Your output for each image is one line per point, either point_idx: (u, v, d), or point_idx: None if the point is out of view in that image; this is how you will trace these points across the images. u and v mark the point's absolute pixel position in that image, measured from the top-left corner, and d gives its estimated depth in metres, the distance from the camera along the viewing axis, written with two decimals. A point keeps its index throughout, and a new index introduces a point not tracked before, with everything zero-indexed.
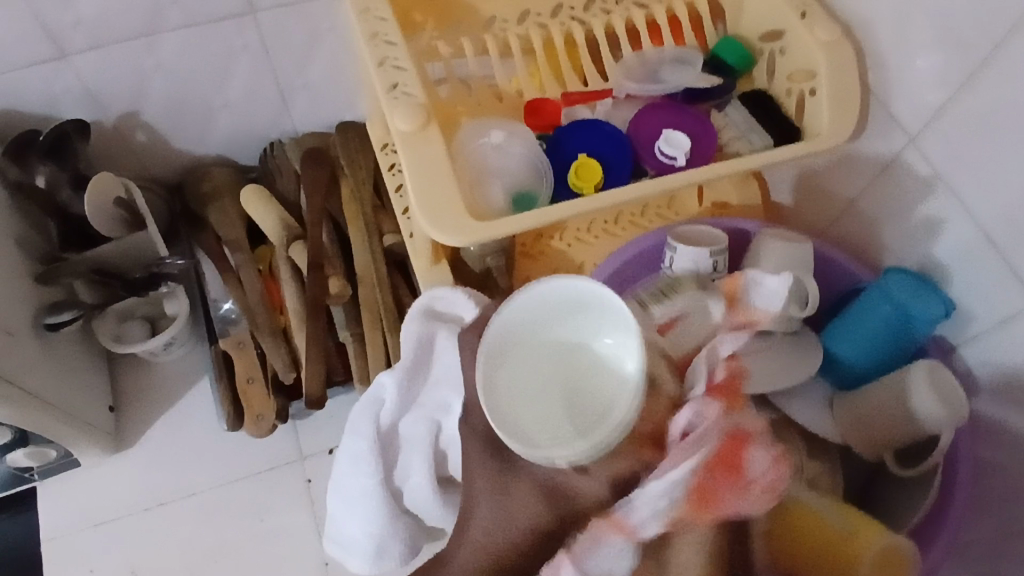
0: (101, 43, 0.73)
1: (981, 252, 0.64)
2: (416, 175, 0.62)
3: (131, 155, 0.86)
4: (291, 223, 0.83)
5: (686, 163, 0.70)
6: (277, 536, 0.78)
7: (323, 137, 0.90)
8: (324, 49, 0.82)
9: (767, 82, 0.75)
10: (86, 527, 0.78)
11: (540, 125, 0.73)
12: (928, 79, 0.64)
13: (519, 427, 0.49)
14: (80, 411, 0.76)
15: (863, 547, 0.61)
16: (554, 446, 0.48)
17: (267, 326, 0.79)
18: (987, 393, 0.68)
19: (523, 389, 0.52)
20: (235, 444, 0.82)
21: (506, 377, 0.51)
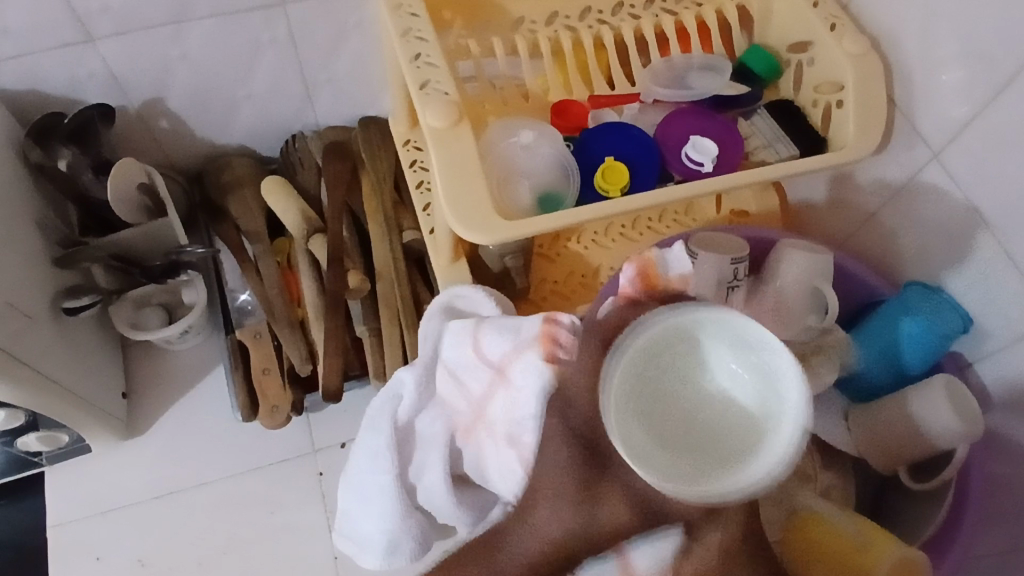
0: (130, 29, 0.73)
1: (1002, 269, 0.65)
2: (446, 172, 0.62)
3: (152, 142, 0.86)
4: (310, 216, 0.83)
5: (712, 170, 0.70)
6: (286, 528, 0.77)
7: (345, 131, 0.90)
8: (350, 44, 0.82)
9: (793, 92, 0.75)
10: (94, 513, 0.78)
11: (568, 126, 0.74)
12: (955, 96, 0.65)
13: (643, 453, 0.41)
14: (94, 397, 0.76)
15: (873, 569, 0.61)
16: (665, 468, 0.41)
17: (284, 318, 0.79)
18: (1003, 410, 0.68)
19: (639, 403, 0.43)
20: (248, 434, 0.81)
21: (624, 389, 0.43)
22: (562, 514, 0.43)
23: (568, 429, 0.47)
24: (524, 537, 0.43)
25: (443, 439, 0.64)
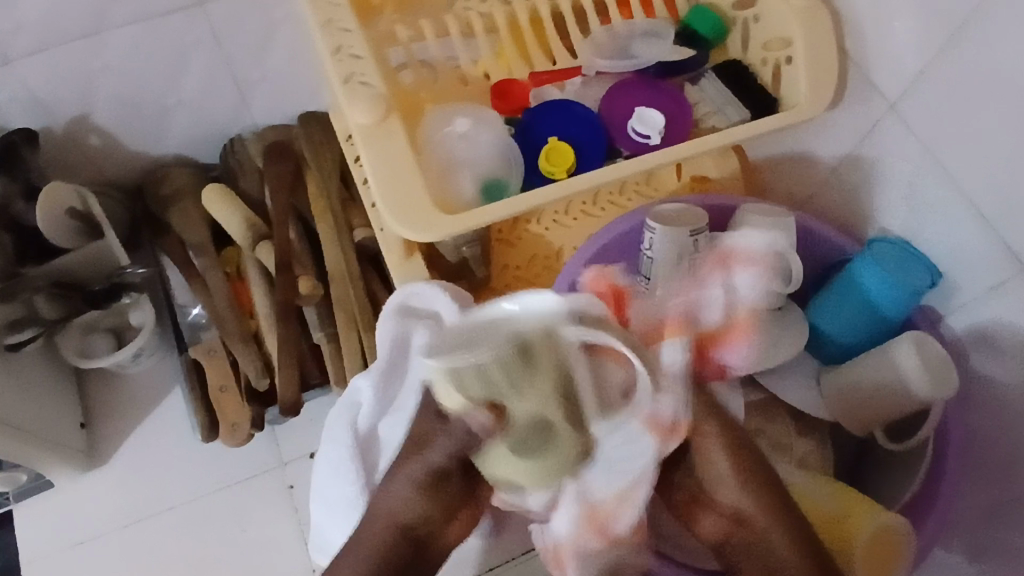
0: (44, 46, 0.70)
1: (966, 220, 0.63)
2: (379, 169, 0.59)
3: (85, 160, 0.83)
4: (255, 223, 0.80)
5: (661, 142, 0.67)
6: (260, 545, 0.76)
7: (285, 130, 0.86)
8: (280, 39, 0.78)
9: (742, 52, 0.72)
10: (65, 547, 0.76)
11: (509, 108, 0.71)
12: (906, 43, 0.62)
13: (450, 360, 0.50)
14: (50, 432, 0.73)
15: (847, 555, 0.60)
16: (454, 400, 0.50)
17: (237, 332, 0.77)
18: (976, 363, 0.67)
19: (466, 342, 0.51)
20: (214, 453, 0.79)
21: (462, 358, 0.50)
22: (400, 491, 0.57)
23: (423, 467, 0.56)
24: (374, 520, 0.57)
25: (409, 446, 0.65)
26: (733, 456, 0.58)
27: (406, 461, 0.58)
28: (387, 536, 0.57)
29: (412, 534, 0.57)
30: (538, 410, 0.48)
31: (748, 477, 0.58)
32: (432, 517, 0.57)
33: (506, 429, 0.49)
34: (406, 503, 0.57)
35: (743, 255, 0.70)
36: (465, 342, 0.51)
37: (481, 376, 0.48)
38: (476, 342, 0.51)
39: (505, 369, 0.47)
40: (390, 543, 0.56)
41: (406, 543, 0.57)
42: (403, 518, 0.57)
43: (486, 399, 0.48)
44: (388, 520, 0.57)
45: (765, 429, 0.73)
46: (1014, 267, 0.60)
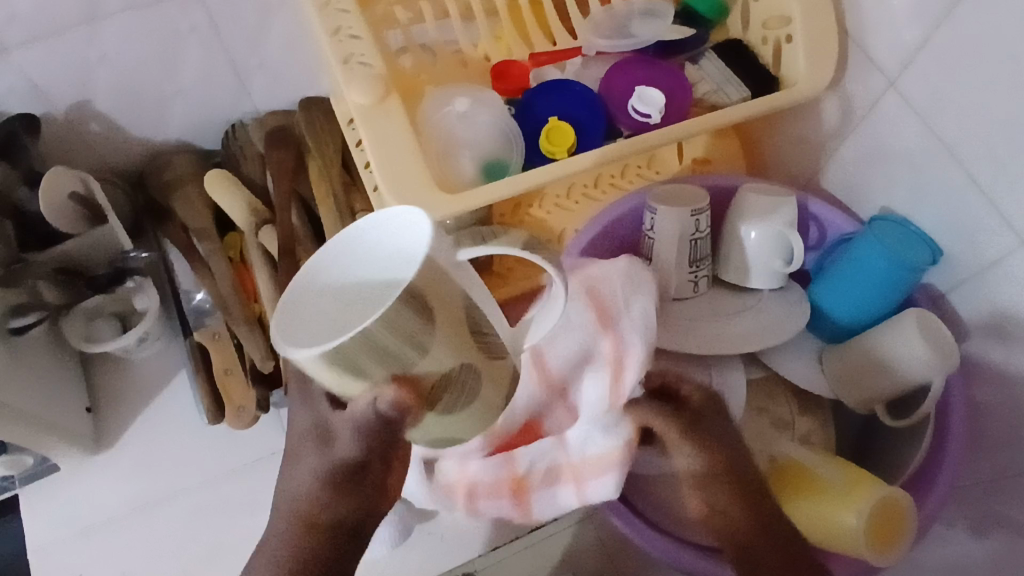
0: (41, 33, 0.70)
1: (965, 194, 0.63)
2: (380, 149, 0.60)
3: (86, 148, 0.83)
4: (257, 208, 0.80)
5: (660, 121, 0.67)
6: (267, 527, 0.76)
7: (286, 116, 0.86)
8: (279, 24, 0.78)
9: (741, 30, 0.72)
10: (72, 532, 0.77)
11: (508, 89, 0.70)
12: (906, 19, 0.62)
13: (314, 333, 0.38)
14: (58, 416, 0.74)
15: (840, 512, 0.60)
16: (339, 382, 0.39)
17: (242, 317, 0.77)
18: (977, 338, 0.67)
19: (328, 317, 0.39)
20: (220, 438, 0.80)
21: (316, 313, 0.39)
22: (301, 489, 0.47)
23: (329, 460, 0.46)
24: (278, 517, 0.49)
25: None
26: (694, 445, 0.56)
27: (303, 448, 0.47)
28: (303, 534, 0.47)
29: (319, 525, 0.47)
30: (446, 359, 0.39)
31: (706, 448, 0.56)
32: (342, 504, 0.47)
33: (427, 397, 0.40)
34: (307, 490, 0.47)
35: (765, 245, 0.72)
36: (351, 308, 0.39)
37: (353, 354, 0.36)
38: (348, 308, 0.39)
39: (394, 331, 0.36)
40: (312, 549, 0.47)
41: (331, 539, 0.47)
42: (314, 513, 0.47)
43: (392, 374, 0.38)
44: (296, 518, 0.48)
45: (768, 407, 0.73)
46: (1014, 239, 0.60)
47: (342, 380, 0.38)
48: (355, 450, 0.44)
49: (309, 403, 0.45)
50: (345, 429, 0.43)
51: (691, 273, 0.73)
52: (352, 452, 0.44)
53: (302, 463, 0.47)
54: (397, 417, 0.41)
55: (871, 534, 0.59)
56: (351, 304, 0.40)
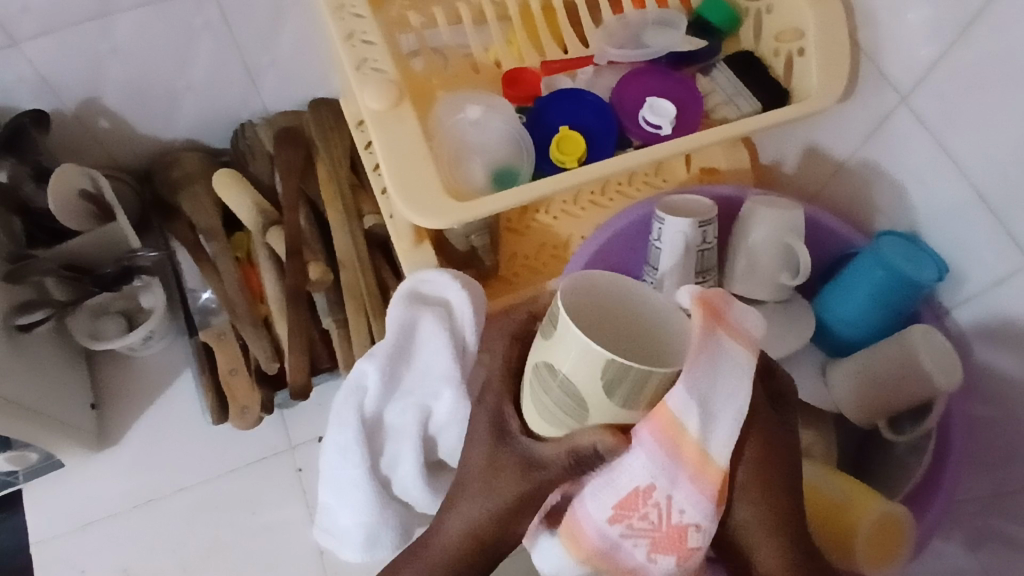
0: (54, 28, 0.70)
1: (972, 213, 0.63)
2: (391, 155, 0.60)
3: (96, 143, 0.83)
4: (266, 208, 0.80)
5: (672, 132, 0.67)
6: (270, 526, 0.76)
7: (295, 116, 0.86)
8: (289, 24, 0.78)
9: (754, 42, 0.72)
10: (75, 527, 0.77)
11: (519, 96, 0.71)
12: (919, 34, 0.62)
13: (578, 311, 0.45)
14: (61, 412, 0.74)
15: (875, 497, 0.62)
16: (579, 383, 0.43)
17: (247, 316, 0.77)
18: (980, 356, 0.67)
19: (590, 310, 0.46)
20: (223, 436, 0.80)
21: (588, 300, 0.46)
22: (484, 505, 0.48)
23: (537, 483, 0.47)
24: (449, 526, 0.49)
25: (416, 430, 0.68)
26: (761, 487, 0.46)
27: (500, 471, 0.48)
28: (465, 550, 0.49)
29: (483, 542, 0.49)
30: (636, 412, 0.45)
31: (765, 495, 0.47)
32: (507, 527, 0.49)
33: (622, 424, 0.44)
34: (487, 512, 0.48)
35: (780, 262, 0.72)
36: (596, 314, 0.46)
37: (625, 376, 0.42)
38: (597, 315, 0.46)
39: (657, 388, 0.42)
40: (461, 560, 0.49)
41: (482, 557, 0.50)
42: (483, 531, 0.49)
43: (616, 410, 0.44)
44: (464, 529, 0.49)
45: None
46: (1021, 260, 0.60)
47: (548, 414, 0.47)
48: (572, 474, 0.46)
49: (491, 429, 0.49)
50: (539, 459, 0.47)
51: (697, 283, 0.74)
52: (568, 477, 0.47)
53: (490, 481, 0.48)
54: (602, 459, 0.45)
55: (891, 520, 0.61)
56: (612, 315, 0.46)
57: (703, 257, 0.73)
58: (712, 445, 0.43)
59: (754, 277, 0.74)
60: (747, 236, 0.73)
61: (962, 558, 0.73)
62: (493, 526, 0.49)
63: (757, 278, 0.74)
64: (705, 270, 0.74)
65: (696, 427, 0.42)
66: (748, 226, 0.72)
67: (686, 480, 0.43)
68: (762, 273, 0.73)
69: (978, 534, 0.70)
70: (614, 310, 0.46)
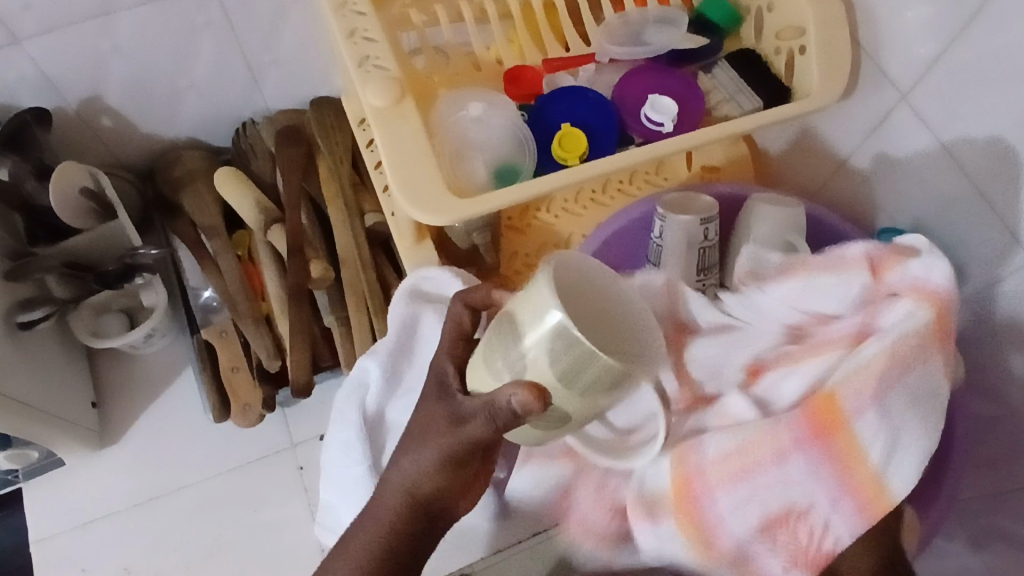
0: (55, 26, 0.70)
1: (974, 209, 0.63)
2: (393, 152, 0.60)
3: (97, 141, 0.83)
4: (267, 206, 0.80)
5: (673, 130, 0.67)
6: (272, 524, 0.76)
7: (296, 114, 0.86)
8: (291, 23, 0.79)
9: (755, 40, 0.72)
10: (77, 525, 0.77)
11: (520, 94, 0.71)
12: (919, 32, 0.62)
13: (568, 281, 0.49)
14: (62, 410, 0.74)
15: None
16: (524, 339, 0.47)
17: (249, 314, 0.77)
18: (983, 352, 0.67)
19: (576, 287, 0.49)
20: (225, 434, 0.80)
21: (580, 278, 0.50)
22: (416, 463, 0.51)
23: (457, 437, 0.50)
24: (388, 492, 0.53)
25: None
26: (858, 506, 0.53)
27: (431, 427, 0.51)
28: (405, 510, 0.52)
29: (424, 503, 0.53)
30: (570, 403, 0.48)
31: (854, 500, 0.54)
32: (448, 481, 0.52)
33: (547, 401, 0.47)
34: (421, 472, 0.51)
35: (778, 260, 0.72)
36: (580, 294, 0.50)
37: (574, 346, 0.45)
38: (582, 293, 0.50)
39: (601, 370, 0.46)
40: (404, 519, 0.53)
41: (423, 517, 0.53)
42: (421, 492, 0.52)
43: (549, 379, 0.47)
44: (402, 493, 0.52)
45: None
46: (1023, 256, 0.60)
47: (489, 367, 0.49)
48: (489, 430, 0.49)
49: (437, 390, 0.52)
50: (464, 417, 0.49)
51: (698, 280, 0.74)
52: (486, 431, 0.49)
53: (426, 439, 0.51)
54: (521, 415, 0.47)
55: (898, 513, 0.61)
56: (587, 299, 0.50)
57: (706, 253, 0.73)
58: (794, 462, 0.54)
59: None
60: (748, 233, 0.73)
61: (966, 555, 0.73)
62: (431, 485, 0.52)
63: None
64: (708, 267, 0.74)
65: (737, 445, 0.55)
66: (750, 221, 0.73)
67: (735, 467, 0.55)
68: None
69: (982, 531, 0.70)
70: (599, 305, 0.50)
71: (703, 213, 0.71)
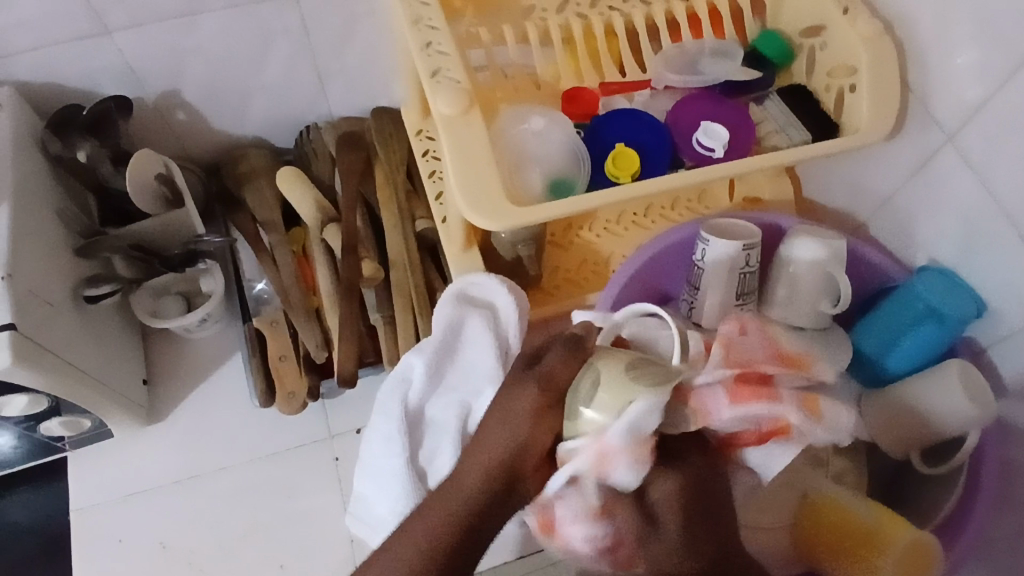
0: (144, 22, 0.75)
1: (1013, 251, 0.64)
2: (458, 157, 0.63)
3: (169, 133, 0.87)
4: (325, 205, 0.84)
5: (724, 156, 0.70)
6: (305, 510, 0.78)
7: (358, 121, 0.91)
8: (362, 35, 0.83)
9: (807, 77, 0.75)
10: (116, 497, 0.79)
11: (578, 113, 0.74)
12: (968, 76, 0.64)
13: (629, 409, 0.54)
14: (116, 382, 0.77)
15: (898, 526, 0.63)
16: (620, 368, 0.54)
17: (301, 306, 0.81)
18: (1017, 393, 0.68)
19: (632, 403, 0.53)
20: (266, 420, 0.83)
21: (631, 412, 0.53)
22: (508, 441, 0.51)
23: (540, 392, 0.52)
24: (472, 462, 0.52)
25: (455, 426, 0.69)
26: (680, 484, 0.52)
27: (525, 392, 0.53)
28: (488, 477, 0.51)
29: (507, 474, 0.52)
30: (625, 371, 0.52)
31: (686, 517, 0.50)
32: (533, 454, 0.52)
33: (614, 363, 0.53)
34: (514, 440, 0.51)
35: (799, 293, 0.75)
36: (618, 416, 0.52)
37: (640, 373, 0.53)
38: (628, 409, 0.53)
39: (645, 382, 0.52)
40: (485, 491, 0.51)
41: (503, 487, 0.51)
42: (508, 459, 0.51)
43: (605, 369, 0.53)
44: (489, 466, 0.51)
45: (806, 444, 0.71)
46: None
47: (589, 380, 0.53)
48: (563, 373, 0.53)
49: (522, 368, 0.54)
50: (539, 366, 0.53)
51: (737, 306, 0.76)
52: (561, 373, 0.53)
53: (524, 395, 0.52)
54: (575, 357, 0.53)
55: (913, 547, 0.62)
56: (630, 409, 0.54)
57: (745, 282, 0.75)
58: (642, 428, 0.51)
59: (789, 310, 0.77)
60: (788, 264, 0.75)
61: None
62: (516, 452, 0.51)
63: (794, 308, 0.76)
64: (747, 296, 0.76)
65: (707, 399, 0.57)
66: (790, 248, 0.75)
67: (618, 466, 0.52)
68: (799, 304, 0.76)
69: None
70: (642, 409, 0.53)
71: (742, 244, 0.73)
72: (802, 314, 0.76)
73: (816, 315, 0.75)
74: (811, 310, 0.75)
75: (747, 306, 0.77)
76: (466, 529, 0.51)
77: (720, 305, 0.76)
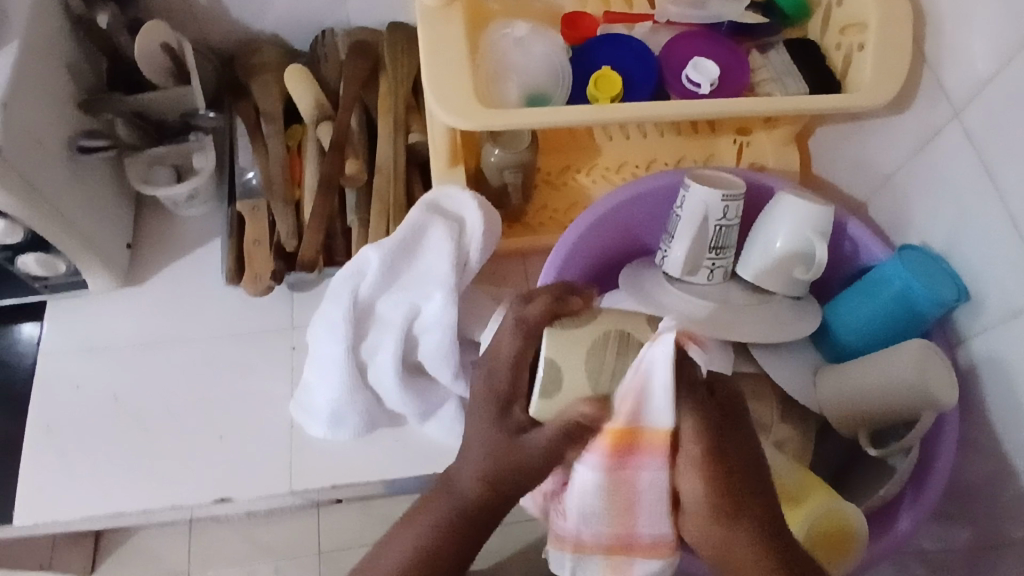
0: None
1: (1001, 236, 0.61)
2: (432, 49, 0.63)
3: (190, 17, 0.90)
4: (324, 104, 0.85)
5: (709, 92, 0.69)
6: (254, 390, 0.80)
7: (373, 33, 0.92)
8: None
9: (819, 33, 0.72)
10: (83, 347, 0.83)
11: (575, 39, 0.73)
12: (984, 45, 0.60)
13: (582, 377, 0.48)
14: (99, 238, 0.81)
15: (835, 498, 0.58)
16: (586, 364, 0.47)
17: (281, 196, 0.83)
18: (984, 388, 0.64)
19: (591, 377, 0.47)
20: (235, 301, 0.85)
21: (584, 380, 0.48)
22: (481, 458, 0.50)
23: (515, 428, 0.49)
24: (466, 472, 0.51)
25: (400, 324, 0.71)
26: (697, 426, 0.46)
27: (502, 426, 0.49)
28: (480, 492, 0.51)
29: (498, 488, 0.51)
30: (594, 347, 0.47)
31: (710, 467, 0.46)
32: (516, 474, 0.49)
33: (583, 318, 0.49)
34: (488, 459, 0.50)
35: (777, 260, 0.72)
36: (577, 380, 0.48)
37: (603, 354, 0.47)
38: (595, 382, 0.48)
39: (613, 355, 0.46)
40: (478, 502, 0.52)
41: (498, 499, 0.51)
42: (492, 476, 0.50)
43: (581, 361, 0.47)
44: (479, 479, 0.51)
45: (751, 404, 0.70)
46: None
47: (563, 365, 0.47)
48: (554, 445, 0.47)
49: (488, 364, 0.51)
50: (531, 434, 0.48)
51: (709, 259, 0.74)
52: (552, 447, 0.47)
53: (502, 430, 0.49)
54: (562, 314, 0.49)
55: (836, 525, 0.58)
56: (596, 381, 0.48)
57: (723, 235, 0.72)
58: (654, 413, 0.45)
59: (767, 274, 0.74)
60: (772, 232, 0.72)
61: None
62: (498, 468, 0.49)
63: (769, 274, 0.73)
64: (723, 249, 0.74)
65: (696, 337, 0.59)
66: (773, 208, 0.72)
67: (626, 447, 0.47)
68: (776, 271, 0.73)
69: None
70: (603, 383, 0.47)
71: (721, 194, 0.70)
72: (775, 278, 0.73)
73: (786, 280, 0.73)
74: (782, 274, 0.73)
75: (719, 260, 0.75)
76: (456, 535, 0.52)
77: (695, 252, 0.73)
